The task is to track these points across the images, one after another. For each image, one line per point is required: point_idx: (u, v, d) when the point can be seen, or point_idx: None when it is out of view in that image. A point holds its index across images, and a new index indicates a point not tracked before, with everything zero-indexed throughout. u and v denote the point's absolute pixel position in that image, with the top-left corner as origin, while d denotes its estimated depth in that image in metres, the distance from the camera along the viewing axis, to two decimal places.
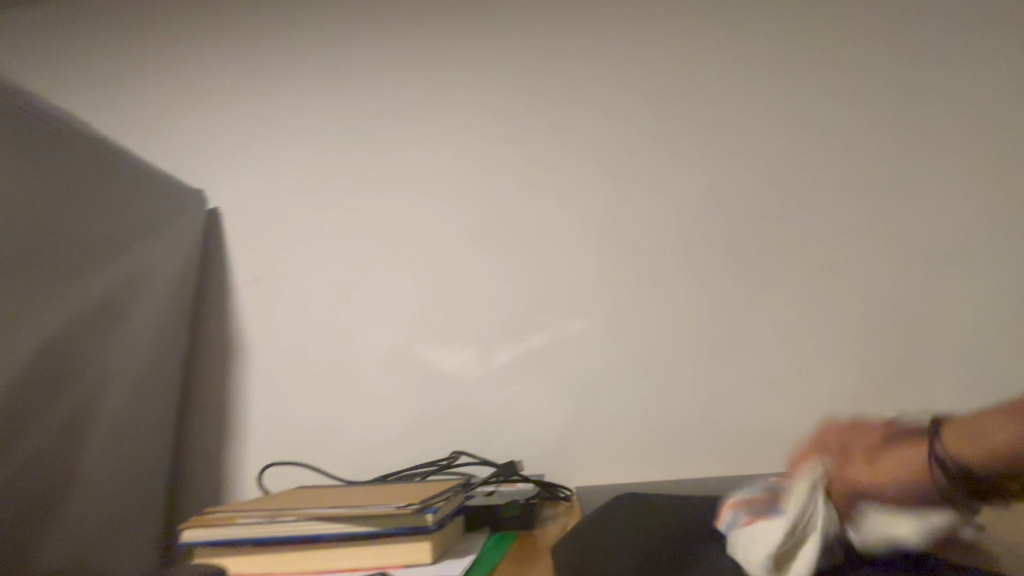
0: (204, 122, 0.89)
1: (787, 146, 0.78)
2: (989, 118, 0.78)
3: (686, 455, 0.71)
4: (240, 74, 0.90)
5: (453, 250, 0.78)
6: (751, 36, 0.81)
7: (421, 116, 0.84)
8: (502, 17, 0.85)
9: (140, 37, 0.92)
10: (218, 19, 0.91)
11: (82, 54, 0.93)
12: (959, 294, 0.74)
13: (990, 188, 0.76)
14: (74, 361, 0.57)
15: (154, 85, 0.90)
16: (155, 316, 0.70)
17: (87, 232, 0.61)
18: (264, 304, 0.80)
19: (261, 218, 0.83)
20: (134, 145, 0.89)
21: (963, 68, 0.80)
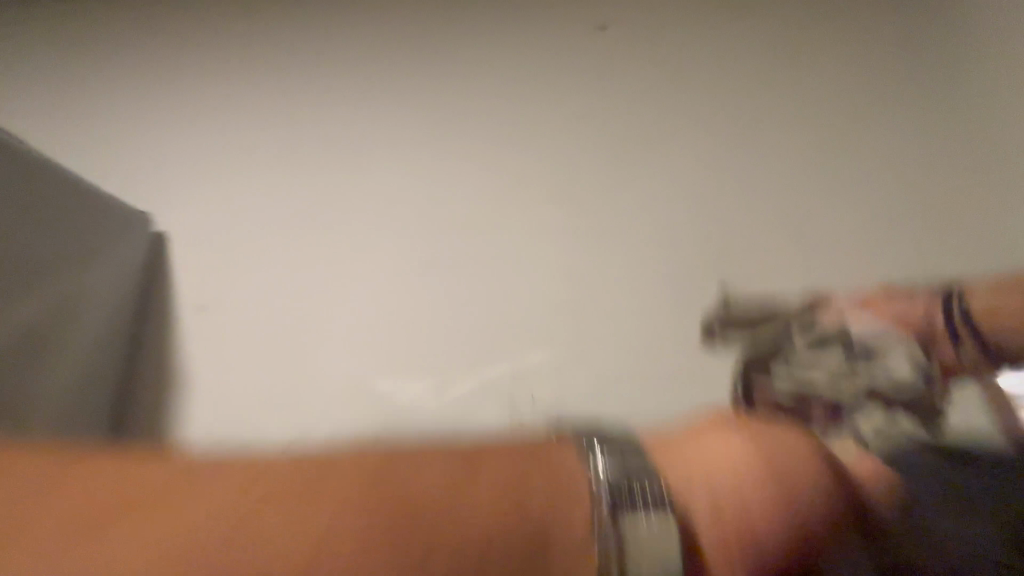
0: (182, 147, 0.91)
1: (745, 176, 0.81)
2: (935, 150, 0.80)
3: None
4: (227, 104, 0.94)
5: (416, 281, 0.82)
6: (702, 75, 0.89)
7: (397, 151, 0.89)
8: (483, 66, 0.94)
9: (142, 71, 0.97)
10: (218, 56, 0.97)
11: (82, 83, 0.97)
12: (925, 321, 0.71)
13: (949, 217, 0.76)
14: None
15: (141, 113, 0.94)
16: (81, 344, 0.71)
17: (20, 259, 0.62)
18: (209, 334, 0.80)
19: (216, 245, 0.84)
20: (108, 165, 0.91)
21: (902, 101, 0.84)
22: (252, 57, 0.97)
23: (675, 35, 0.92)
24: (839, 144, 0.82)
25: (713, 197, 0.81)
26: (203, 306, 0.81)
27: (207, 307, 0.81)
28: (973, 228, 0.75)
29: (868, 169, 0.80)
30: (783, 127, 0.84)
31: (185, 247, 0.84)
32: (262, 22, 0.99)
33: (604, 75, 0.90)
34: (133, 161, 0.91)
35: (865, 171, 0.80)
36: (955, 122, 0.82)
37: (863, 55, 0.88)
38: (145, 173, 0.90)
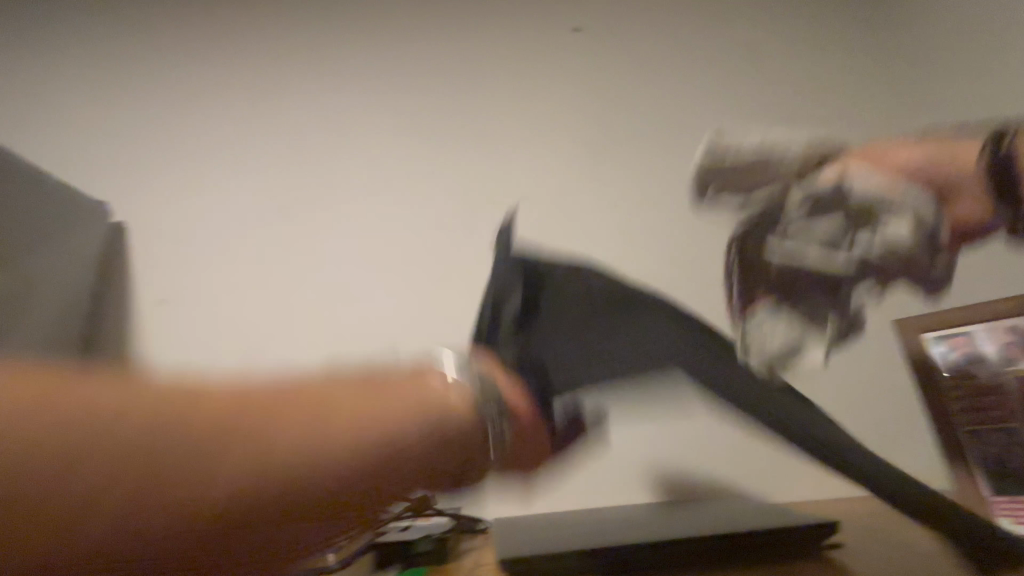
0: (136, 137, 0.86)
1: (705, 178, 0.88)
2: None
3: (601, 485, 0.75)
4: (187, 97, 0.89)
5: (385, 276, 0.81)
6: (672, 82, 0.93)
7: (368, 146, 0.88)
8: (463, 54, 0.93)
9: (89, 51, 0.90)
10: (177, 43, 0.92)
11: (16, 56, 0.89)
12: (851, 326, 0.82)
13: None
14: None
15: (95, 100, 0.88)
16: (47, 329, 0.68)
17: None
18: (167, 326, 0.78)
19: (178, 234, 0.82)
20: (51, 151, 0.85)
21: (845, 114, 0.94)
22: (223, 34, 0.93)
23: (664, 58, 0.94)
24: None
25: (676, 197, 0.87)
26: (163, 300, 0.79)
27: (167, 301, 0.79)
28: None
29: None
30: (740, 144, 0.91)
31: (146, 237, 0.82)
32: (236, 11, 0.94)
33: (580, 76, 0.93)
34: (99, 137, 0.86)
35: None
36: None
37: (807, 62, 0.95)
38: (108, 151, 0.85)
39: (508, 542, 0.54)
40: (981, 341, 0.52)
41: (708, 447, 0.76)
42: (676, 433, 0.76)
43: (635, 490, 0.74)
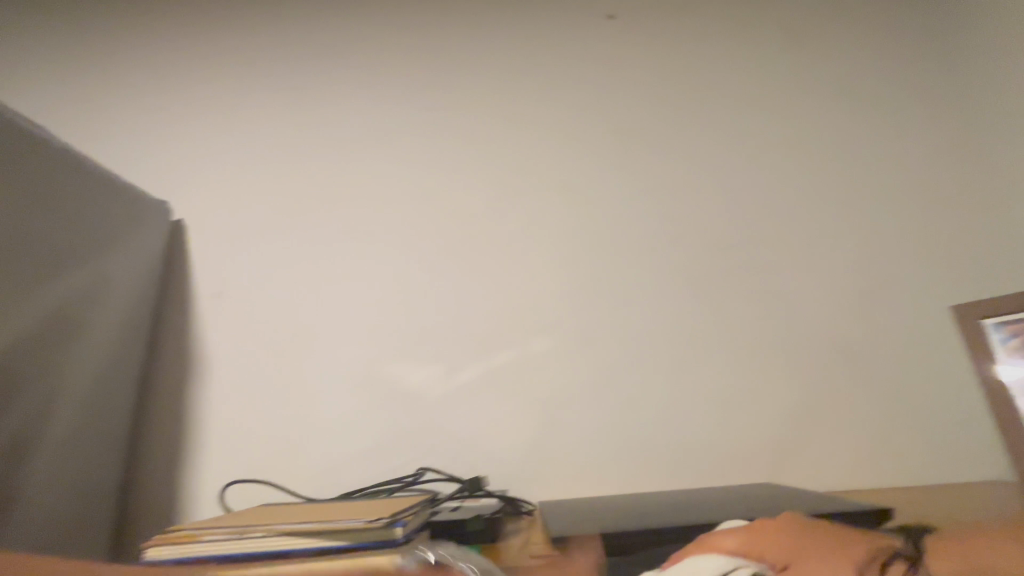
0: (189, 141, 0.91)
1: (740, 169, 0.88)
2: (914, 156, 0.89)
3: (643, 470, 0.74)
4: (235, 100, 0.94)
5: (425, 269, 0.84)
6: (703, 75, 0.94)
7: (406, 141, 0.90)
8: (494, 49, 0.96)
9: (144, 63, 0.95)
10: (225, 52, 0.97)
11: (79, 69, 0.95)
12: (896, 311, 0.80)
13: (919, 215, 0.85)
14: (39, 362, 0.60)
15: (149, 107, 0.93)
16: (117, 323, 0.73)
17: (61, 240, 0.64)
18: (224, 318, 0.82)
19: (230, 230, 0.86)
20: (110, 156, 0.90)
21: (884, 101, 0.92)
22: (266, 40, 0.97)
23: (695, 52, 0.95)
24: (833, 154, 0.89)
25: (711, 186, 0.87)
26: (219, 292, 0.84)
27: (223, 294, 0.83)
28: (941, 232, 0.84)
29: (852, 173, 0.88)
30: (775, 132, 0.90)
31: (201, 234, 0.86)
32: (278, 19, 0.99)
33: (609, 67, 0.94)
34: (154, 142, 0.91)
35: (851, 182, 0.87)
36: (941, 146, 0.89)
37: (843, 55, 0.95)
38: (163, 155, 0.90)
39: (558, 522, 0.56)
40: None
41: (752, 432, 0.75)
42: (719, 418, 0.76)
43: (677, 476, 0.74)
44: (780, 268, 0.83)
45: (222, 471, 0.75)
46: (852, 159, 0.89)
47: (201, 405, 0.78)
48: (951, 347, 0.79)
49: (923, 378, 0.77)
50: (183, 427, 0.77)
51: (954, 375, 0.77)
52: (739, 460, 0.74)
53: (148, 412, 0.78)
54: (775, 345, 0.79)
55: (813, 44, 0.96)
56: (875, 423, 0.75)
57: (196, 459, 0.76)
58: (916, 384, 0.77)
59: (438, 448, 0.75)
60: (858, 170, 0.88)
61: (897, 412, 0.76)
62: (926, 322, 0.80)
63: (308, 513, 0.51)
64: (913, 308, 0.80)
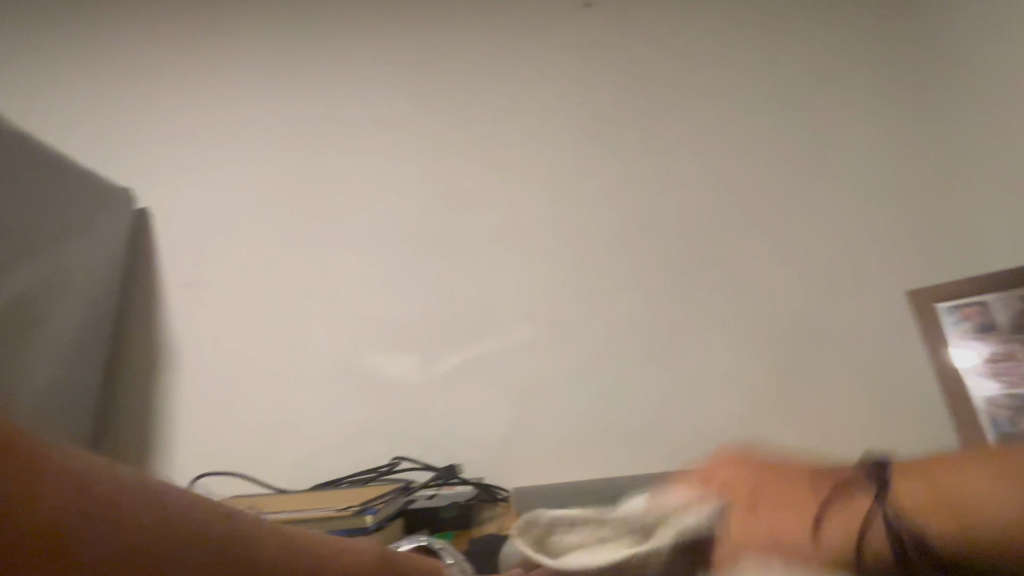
0: (157, 126, 0.88)
1: (715, 159, 0.89)
2: (883, 148, 0.91)
3: (618, 456, 0.76)
4: (205, 83, 0.91)
5: (403, 258, 0.83)
6: (681, 65, 0.94)
7: (382, 128, 0.89)
8: (474, 36, 0.95)
9: (110, 44, 0.92)
10: (196, 34, 0.93)
11: (38, 48, 0.91)
12: (863, 299, 0.83)
13: (887, 206, 0.88)
14: (1, 352, 0.58)
15: (115, 89, 0.90)
16: (81, 314, 0.71)
17: (21, 228, 0.62)
18: (195, 308, 0.80)
19: (200, 220, 0.84)
20: (72, 140, 0.87)
21: (856, 93, 0.94)
22: (239, 20, 0.94)
23: (674, 42, 0.96)
24: (805, 144, 0.91)
25: (686, 175, 0.88)
26: (188, 283, 0.81)
27: (192, 285, 0.81)
28: (907, 223, 0.87)
29: (823, 164, 0.90)
30: (750, 123, 0.92)
31: (169, 223, 0.84)
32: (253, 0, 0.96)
33: (589, 55, 0.94)
34: (120, 127, 0.88)
35: (822, 172, 0.89)
36: (908, 139, 0.91)
37: (819, 48, 0.96)
38: (130, 139, 0.87)
39: (533, 509, 0.56)
40: (996, 308, 0.64)
41: (724, 418, 0.77)
42: (692, 405, 0.77)
43: (651, 462, 0.75)
44: (753, 256, 0.84)
45: (192, 463, 0.74)
46: (824, 149, 0.91)
47: (170, 397, 0.77)
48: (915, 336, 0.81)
49: (888, 366, 0.80)
50: (151, 419, 0.76)
51: (918, 360, 0.80)
52: (711, 445, 0.76)
53: (115, 404, 0.76)
54: (748, 332, 0.81)
55: (790, 36, 0.97)
56: (840, 407, 0.78)
57: (165, 451, 0.74)
58: (881, 370, 0.79)
59: (415, 438, 0.75)
60: (830, 161, 0.90)
61: (861, 395, 0.78)
62: (891, 309, 0.82)
63: (282, 503, 0.51)
64: (878, 295, 0.83)
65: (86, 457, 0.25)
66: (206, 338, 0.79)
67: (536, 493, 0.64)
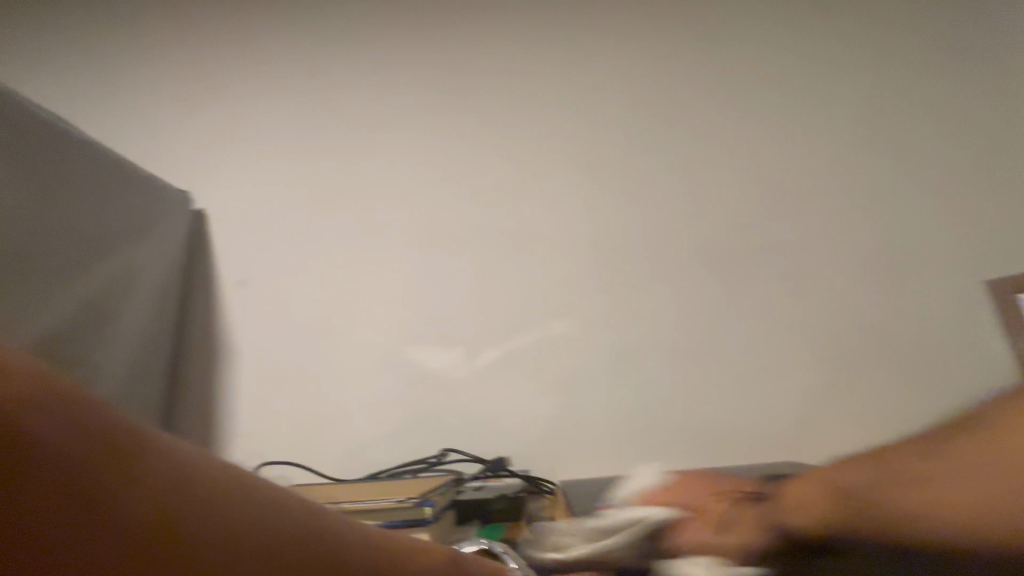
0: (207, 131, 0.92)
1: (762, 145, 0.86)
2: (947, 126, 0.85)
3: (664, 450, 0.75)
4: (249, 88, 0.94)
5: (447, 252, 0.84)
6: (725, 47, 0.91)
7: (419, 124, 0.90)
8: (504, 26, 0.94)
9: (159, 54, 0.96)
10: (238, 39, 0.96)
11: (95, 60, 0.96)
12: (927, 289, 0.78)
13: (952, 188, 0.82)
14: (76, 348, 0.62)
15: (167, 97, 0.94)
16: (146, 312, 0.74)
17: (90, 232, 0.66)
18: (250, 304, 0.84)
19: (251, 219, 0.87)
20: (131, 147, 0.92)
21: (916, 69, 0.88)
22: (278, 23, 0.97)
23: (716, 23, 0.92)
24: (858, 124, 0.86)
25: (732, 162, 0.85)
26: (242, 281, 0.85)
27: (246, 282, 0.85)
28: (977, 205, 0.81)
29: (879, 143, 0.85)
30: (799, 106, 0.88)
31: (222, 223, 0.88)
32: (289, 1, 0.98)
33: (628, 41, 0.92)
34: (172, 135, 0.92)
35: (880, 154, 0.85)
36: (976, 115, 0.85)
37: (873, 21, 0.91)
38: (181, 146, 0.91)
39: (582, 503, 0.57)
40: None
41: (775, 413, 0.75)
42: (741, 399, 0.76)
43: (700, 457, 0.74)
44: (805, 245, 0.81)
45: (253, 452, 0.78)
46: (880, 130, 0.86)
47: (230, 389, 0.81)
48: (986, 327, 0.76)
49: (955, 359, 0.75)
50: (214, 410, 0.80)
51: (988, 353, 0.75)
52: (761, 440, 0.74)
53: (180, 397, 0.81)
54: (799, 324, 0.78)
55: (843, 11, 0.92)
56: (901, 403, 0.74)
57: (228, 441, 0.79)
58: (947, 365, 0.75)
59: (461, 431, 0.76)
60: (887, 141, 0.85)
61: (922, 385, 0.75)
62: (957, 293, 0.78)
63: (342, 493, 0.53)
64: (944, 280, 0.78)
65: (177, 451, 0.25)
66: (261, 333, 0.83)
67: None
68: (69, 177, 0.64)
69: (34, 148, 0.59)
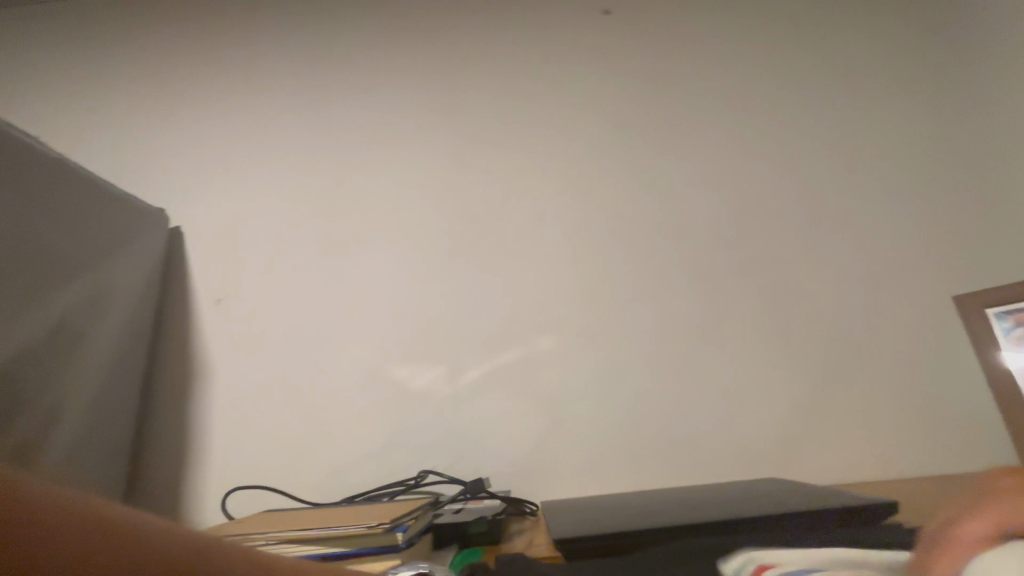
0: (185, 149, 0.91)
1: (739, 163, 0.87)
2: (915, 146, 0.88)
3: (648, 468, 0.74)
4: (230, 106, 0.94)
5: (429, 268, 0.83)
6: (702, 70, 0.93)
7: (401, 142, 0.90)
8: (495, 44, 0.96)
9: (140, 73, 0.96)
10: (220, 59, 0.96)
11: (77, 82, 0.96)
12: (902, 303, 0.80)
13: (922, 205, 0.85)
14: (46, 371, 0.60)
15: (146, 116, 0.93)
16: (119, 332, 0.73)
17: (65, 251, 0.65)
18: (227, 323, 0.82)
19: (229, 237, 0.86)
20: (109, 165, 0.91)
21: (884, 91, 0.91)
22: (261, 44, 0.97)
23: (693, 47, 0.94)
24: (836, 144, 0.88)
25: (710, 179, 0.87)
26: (220, 299, 0.83)
27: (223, 300, 0.83)
28: (946, 221, 0.84)
29: (856, 163, 0.87)
30: (774, 126, 0.90)
31: (200, 241, 0.86)
32: (273, 23, 0.98)
33: (608, 62, 0.94)
34: (157, 149, 0.91)
35: (853, 172, 0.87)
36: (942, 135, 0.88)
37: (843, 46, 0.94)
38: (166, 160, 0.91)
39: (563, 524, 0.55)
40: None
41: (758, 428, 0.75)
42: (723, 415, 0.75)
43: (682, 474, 0.74)
44: (783, 260, 0.82)
45: (226, 476, 0.75)
46: (853, 149, 0.88)
47: (205, 410, 0.78)
48: (961, 340, 0.77)
49: (932, 373, 0.76)
50: (186, 433, 0.78)
51: (963, 365, 0.76)
52: (744, 456, 0.74)
53: (153, 418, 0.79)
54: (780, 339, 0.78)
55: (814, 36, 0.95)
56: (882, 417, 0.74)
57: (202, 464, 0.76)
58: (925, 378, 0.76)
59: (442, 451, 0.75)
60: (860, 160, 0.87)
61: (901, 400, 0.75)
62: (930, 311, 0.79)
63: (313, 519, 0.51)
64: (919, 297, 0.80)
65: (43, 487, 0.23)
66: (238, 352, 0.81)
67: (565, 508, 0.63)
68: (40, 196, 0.63)
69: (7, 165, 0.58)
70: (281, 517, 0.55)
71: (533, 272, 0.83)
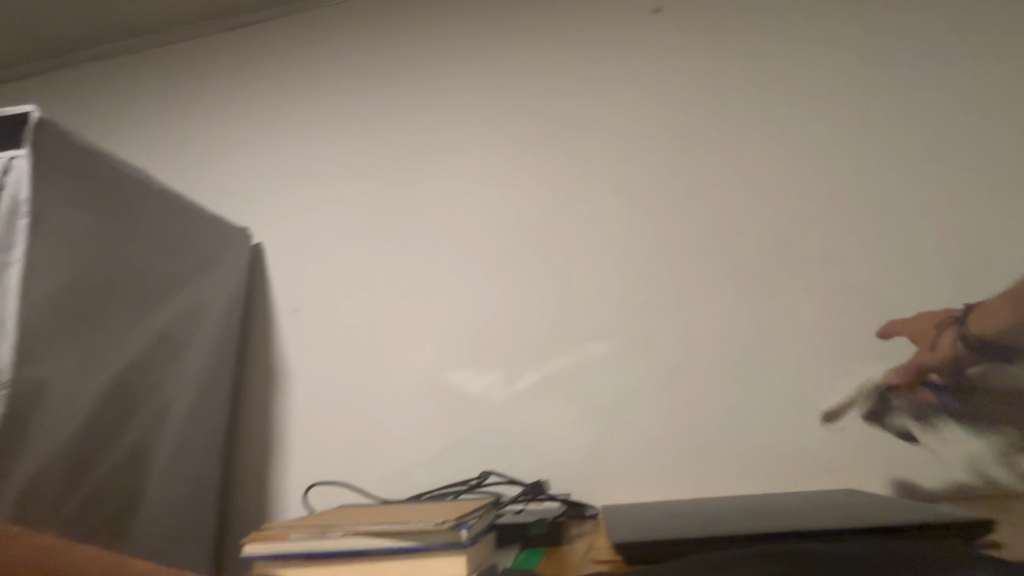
0: (263, 171, 1.00)
1: (802, 157, 0.84)
2: (1005, 128, 0.80)
3: (709, 475, 0.72)
4: (300, 130, 1.01)
5: (485, 276, 0.86)
6: (760, 61, 0.89)
7: (456, 154, 0.94)
8: (545, 51, 0.97)
9: (224, 105, 1.06)
10: (291, 86, 1.04)
11: (173, 117, 1.07)
12: (988, 304, 0.74)
13: (1012, 195, 0.78)
14: (152, 377, 0.68)
15: (230, 143, 1.03)
16: (212, 340, 0.81)
17: (166, 271, 0.73)
18: (302, 331, 0.89)
19: (303, 251, 0.93)
20: (201, 190, 1.01)
21: (968, 69, 0.84)
22: (326, 69, 1.04)
23: (750, 38, 0.91)
24: (912, 130, 0.82)
25: (770, 175, 0.83)
26: (296, 308, 0.91)
27: (298, 309, 0.90)
28: None
29: (933, 149, 0.81)
30: (841, 115, 0.85)
31: (277, 256, 0.94)
32: (336, 48, 1.05)
33: (659, 62, 0.92)
34: (241, 173, 1.01)
35: (932, 161, 0.81)
36: None
37: (920, 22, 0.87)
38: (247, 183, 1.00)
39: (622, 528, 0.56)
40: None
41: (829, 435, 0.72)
42: (790, 422, 0.73)
43: (746, 482, 0.72)
44: (854, 259, 0.78)
45: (305, 472, 0.82)
46: (931, 136, 0.82)
47: (285, 411, 0.86)
48: None
49: None
50: (270, 432, 0.85)
51: None
52: (812, 464, 0.71)
53: (241, 418, 0.87)
54: (851, 342, 0.75)
55: (886, 13, 0.88)
56: (971, 426, 0.69)
57: (284, 461, 0.83)
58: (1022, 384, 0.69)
59: (501, 453, 0.77)
60: (940, 147, 0.81)
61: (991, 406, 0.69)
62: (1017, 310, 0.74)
63: (384, 514, 0.54)
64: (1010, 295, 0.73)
65: None
66: (313, 357, 0.87)
67: (624, 512, 0.64)
68: (145, 223, 0.72)
69: (118, 199, 0.67)
70: (358, 509, 0.60)
71: (587, 276, 0.83)
